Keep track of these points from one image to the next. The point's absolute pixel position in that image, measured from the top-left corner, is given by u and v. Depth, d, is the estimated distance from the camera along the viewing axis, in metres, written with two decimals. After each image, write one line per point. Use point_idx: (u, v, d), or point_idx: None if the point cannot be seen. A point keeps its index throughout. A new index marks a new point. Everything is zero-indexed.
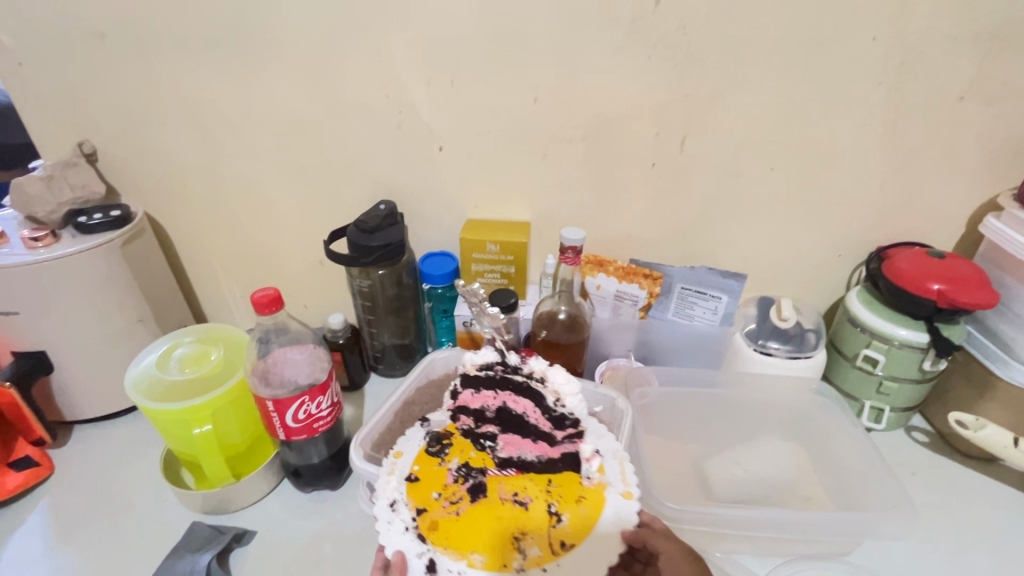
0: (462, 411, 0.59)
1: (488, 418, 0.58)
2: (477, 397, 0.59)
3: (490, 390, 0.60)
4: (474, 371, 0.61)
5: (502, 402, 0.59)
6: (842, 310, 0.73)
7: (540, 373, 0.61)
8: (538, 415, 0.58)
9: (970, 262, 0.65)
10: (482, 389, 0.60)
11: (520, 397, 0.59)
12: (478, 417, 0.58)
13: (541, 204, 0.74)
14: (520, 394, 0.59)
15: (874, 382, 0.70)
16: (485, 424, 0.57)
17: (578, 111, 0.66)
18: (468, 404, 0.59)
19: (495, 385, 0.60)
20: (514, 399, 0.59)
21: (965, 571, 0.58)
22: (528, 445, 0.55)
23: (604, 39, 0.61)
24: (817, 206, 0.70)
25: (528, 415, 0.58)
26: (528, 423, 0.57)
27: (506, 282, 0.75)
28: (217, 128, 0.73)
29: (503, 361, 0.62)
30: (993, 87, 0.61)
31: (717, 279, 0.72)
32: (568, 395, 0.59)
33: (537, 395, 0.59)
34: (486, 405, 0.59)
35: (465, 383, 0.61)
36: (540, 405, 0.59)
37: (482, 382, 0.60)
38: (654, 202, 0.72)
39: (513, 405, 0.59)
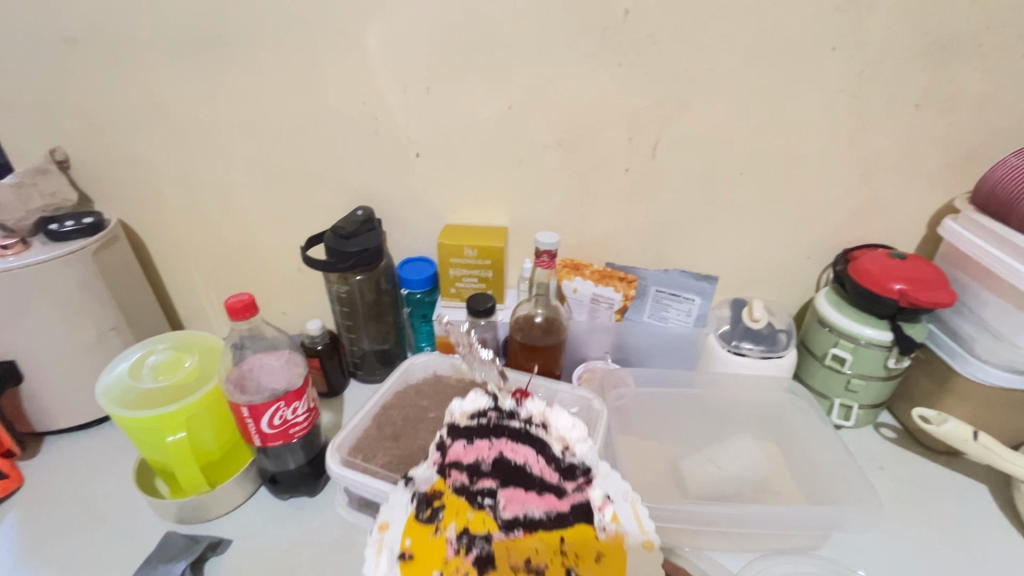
0: (454, 467, 0.56)
1: (484, 473, 0.55)
2: (470, 450, 0.56)
3: (483, 441, 0.57)
4: (464, 421, 0.58)
5: (499, 453, 0.56)
6: (812, 311, 0.75)
7: (538, 417, 0.58)
8: (542, 463, 0.56)
9: (930, 263, 0.68)
10: (474, 440, 0.57)
11: (518, 443, 0.57)
12: (473, 472, 0.55)
13: (518, 209, 0.75)
14: (519, 442, 0.57)
15: (842, 380, 0.72)
16: (481, 481, 0.55)
17: (552, 118, 0.67)
18: (460, 459, 0.56)
19: (488, 434, 0.57)
20: (512, 447, 0.56)
21: (930, 562, 0.60)
22: (533, 501, 0.54)
23: (575, 48, 0.63)
24: (785, 210, 0.72)
25: (529, 465, 0.56)
26: (530, 473, 0.55)
27: (484, 286, 0.75)
28: (192, 135, 0.73)
29: (496, 407, 0.59)
30: (947, 95, 0.63)
31: (691, 281, 0.74)
32: (575, 442, 0.56)
33: (537, 442, 0.57)
34: (481, 458, 0.56)
35: (453, 434, 0.57)
36: (542, 452, 0.56)
37: (474, 432, 0.57)
38: (628, 207, 0.73)
39: (512, 454, 0.56)
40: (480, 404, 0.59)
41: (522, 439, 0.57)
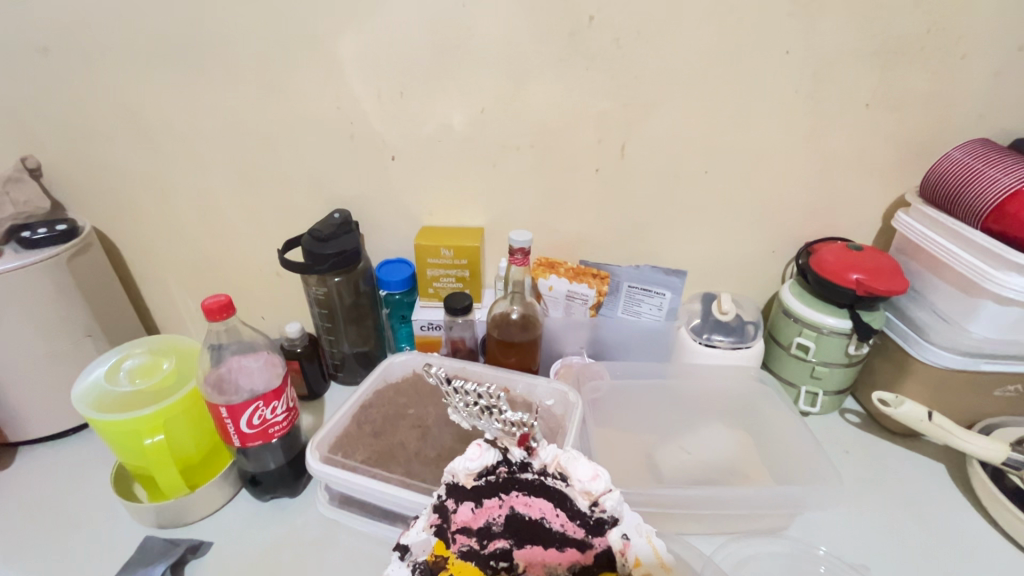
0: (461, 530, 0.44)
1: (497, 533, 0.44)
2: (478, 513, 0.43)
3: (492, 500, 0.43)
4: (470, 484, 0.42)
5: (511, 510, 0.43)
6: (778, 303, 0.78)
7: (555, 467, 0.41)
8: (563, 517, 0.42)
9: (885, 254, 0.71)
10: (481, 500, 0.43)
11: (533, 498, 0.42)
12: (483, 536, 0.44)
13: (493, 209, 0.77)
14: (532, 494, 0.42)
15: (807, 368, 0.75)
16: (493, 545, 0.43)
17: (523, 120, 0.70)
18: (467, 523, 0.44)
19: (495, 491, 0.43)
20: (525, 501, 0.43)
21: (892, 538, 0.63)
22: (555, 557, 0.43)
23: (544, 52, 0.65)
24: (748, 206, 0.76)
25: (547, 521, 0.42)
26: (548, 528, 0.43)
27: (461, 286, 0.77)
28: (167, 141, 0.73)
29: (506, 461, 0.42)
30: (895, 95, 0.67)
31: (661, 276, 0.76)
32: (603, 497, 0.40)
33: (556, 496, 0.41)
34: (492, 519, 0.43)
35: (455, 497, 0.43)
36: (560, 505, 0.42)
37: (480, 492, 0.43)
38: (600, 205, 0.75)
39: (524, 508, 0.43)
40: (489, 462, 0.42)
41: (536, 491, 0.42)
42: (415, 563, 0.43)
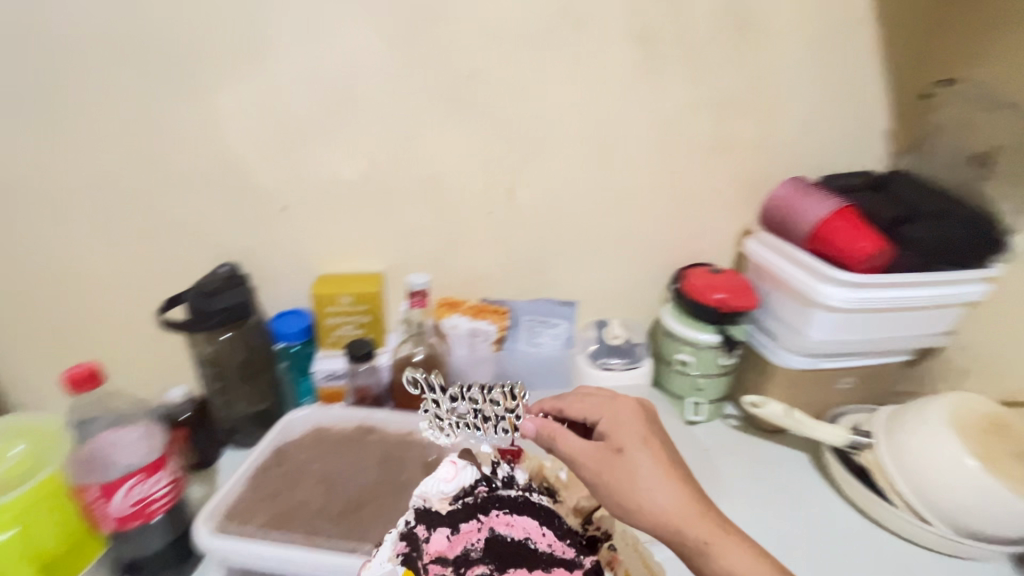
0: (438, 561, 0.52)
1: (476, 560, 0.52)
2: (457, 539, 0.53)
3: (471, 523, 0.55)
4: (448, 507, 0.55)
5: (493, 531, 0.54)
6: (660, 325, 0.87)
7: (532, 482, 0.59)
8: (549, 538, 0.55)
9: (740, 276, 0.82)
10: (458, 526, 0.54)
11: (516, 516, 0.55)
12: (461, 563, 0.52)
13: (391, 254, 0.78)
14: (515, 513, 0.56)
15: (690, 381, 0.83)
16: (472, 569, 0.51)
17: (414, 169, 0.73)
18: (444, 552, 0.53)
19: (475, 512, 0.55)
20: (506, 522, 0.55)
21: (769, 524, 0.71)
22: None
23: (427, 108, 0.70)
24: (627, 241, 0.84)
25: (533, 541, 0.54)
26: (533, 549, 0.54)
27: (363, 332, 0.76)
28: (20, 199, 0.67)
29: (487, 480, 0.58)
30: (732, 142, 0.80)
31: (554, 307, 0.82)
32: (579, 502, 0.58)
33: (541, 513, 0.56)
34: (472, 544, 0.53)
35: (433, 523, 0.54)
36: (545, 524, 0.56)
37: (456, 517, 0.55)
38: (494, 246, 0.80)
39: (507, 530, 0.55)
40: (467, 480, 0.57)
41: (517, 511, 0.56)
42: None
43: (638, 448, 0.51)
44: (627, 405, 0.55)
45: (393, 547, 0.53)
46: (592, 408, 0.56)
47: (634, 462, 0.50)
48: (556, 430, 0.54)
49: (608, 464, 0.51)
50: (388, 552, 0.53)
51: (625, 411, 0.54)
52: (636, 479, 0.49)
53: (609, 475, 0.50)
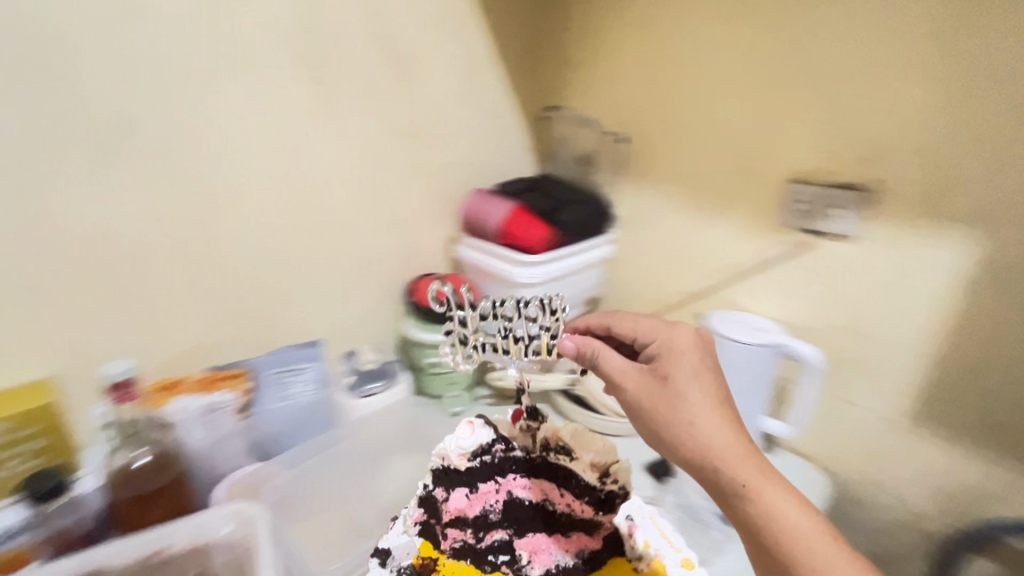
0: (455, 525, 0.63)
1: (494, 520, 0.62)
2: (472, 503, 0.62)
3: (488, 484, 0.62)
4: (466, 465, 0.62)
5: (510, 493, 0.63)
6: (405, 338, 0.92)
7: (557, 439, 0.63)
8: (569, 496, 0.62)
9: (460, 278, 0.94)
10: (478, 485, 0.63)
11: (529, 479, 0.63)
12: (479, 529, 0.62)
13: (59, 350, 0.61)
14: (533, 475, 0.63)
15: (446, 378, 0.91)
16: (490, 533, 0.62)
17: (67, 240, 0.59)
18: (463, 511, 0.62)
19: (495, 472, 0.63)
20: (523, 486, 0.63)
21: None
22: (559, 544, 0.63)
23: (71, 167, 0.58)
24: (359, 269, 0.85)
25: (553, 501, 0.63)
26: (550, 509, 0.63)
27: (42, 462, 0.61)
28: None
29: (502, 443, 0.63)
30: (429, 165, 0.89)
31: (297, 352, 0.77)
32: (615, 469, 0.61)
33: (558, 476, 0.62)
34: (489, 508, 0.62)
35: (449, 488, 0.63)
36: (564, 483, 0.62)
37: (475, 476, 0.63)
38: (208, 307, 0.71)
39: (523, 493, 0.63)
40: (483, 441, 0.63)
41: (535, 472, 0.63)
42: (400, 564, 0.63)
43: (684, 377, 0.55)
44: (684, 337, 0.59)
45: (414, 512, 0.65)
46: (652, 334, 0.61)
47: (679, 391, 0.54)
48: (599, 349, 0.60)
49: (648, 389, 0.56)
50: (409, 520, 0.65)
51: (682, 339, 0.59)
52: (677, 404, 0.54)
53: (650, 399, 0.55)
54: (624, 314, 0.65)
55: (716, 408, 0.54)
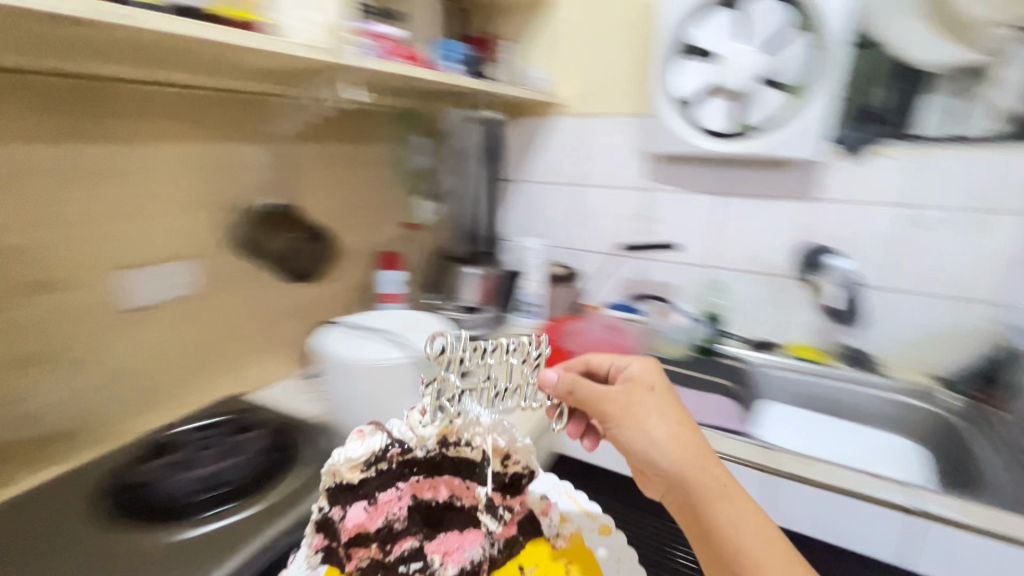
0: (358, 543, 0.70)
1: (401, 529, 0.71)
2: (380, 510, 0.71)
3: (389, 495, 0.72)
4: (361, 476, 0.71)
5: (411, 499, 0.73)
6: None
7: (462, 437, 0.75)
8: (461, 485, 0.75)
9: None
10: (376, 498, 0.72)
11: (434, 477, 0.75)
12: (388, 540, 0.70)
13: None
14: (439, 470, 0.74)
15: None
16: (399, 542, 0.70)
17: None
18: (365, 525, 0.69)
19: (389, 482, 0.73)
20: (428, 485, 0.74)
21: None
22: (464, 541, 0.72)
23: None
24: None
25: (457, 494, 0.75)
26: (456, 504, 0.75)
27: None
28: None
29: (405, 449, 0.74)
30: None
31: None
32: (515, 448, 0.76)
33: (456, 466, 0.75)
34: (393, 516, 0.71)
35: (348, 502, 0.71)
36: (468, 476, 0.75)
37: (371, 492, 0.71)
38: None
39: (432, 491, 0.74)
40: (373, 448, 0.73)
41: (435, 469, 0.74)
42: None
43: (648, 403, 0.69)
44: (648, 373, 0.74)
45: (315, 541, 0.70)
46: (621, 365, 0.77)
47: (647, 417, 0.67)
48: (576, 380, 0.74)
49: (617, 404, 0.70)
50: (313, 548, 0.70)
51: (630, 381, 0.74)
52: (638, 420, 0.68)
53: (618, 415, 0.69)
54: (604, 354, 0.81)
55: (681, 431, 0.67)
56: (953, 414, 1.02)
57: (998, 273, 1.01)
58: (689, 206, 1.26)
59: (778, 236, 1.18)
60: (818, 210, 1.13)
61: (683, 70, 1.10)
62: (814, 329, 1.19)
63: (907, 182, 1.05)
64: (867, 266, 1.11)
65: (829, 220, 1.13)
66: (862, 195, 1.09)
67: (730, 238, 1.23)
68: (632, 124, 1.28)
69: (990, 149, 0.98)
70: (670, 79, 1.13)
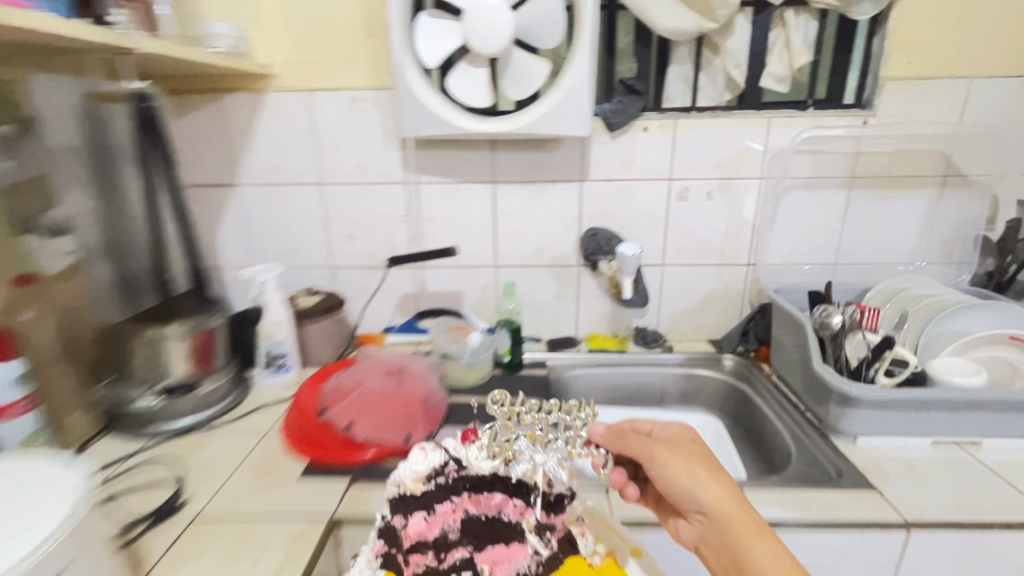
0: (416, 549, 0.64)
1: (453, 541, 0.66)
2: (434, 520, 0.66)
3: (444, 506, 0.67)
4: (422, 486, 0.67)
5: (465, 511, 0.68)
6: None
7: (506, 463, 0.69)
8: (516, 504, 0.68)
9: None
10: (434, 508, 0.66)
11: (490, 492, 0.68)
12: (440, 552, 0.63)
13: None
14: (494, 484, 0.69)
15: None
16: (451, 553, 0.64)
17: None
18: (423, 534, 0.65)
19: (446, 495, 0.67)
20: (481, 501, 0.68)
21: None
22: (515, 553, 0.64)
23: None
24: None
25: (506, 510, 0.68)
26: (506, 519, 0.67)
27: None
28: None
29: (461, 466, 0.69)
30: None
31: None
32: (563, 479, 0.69)
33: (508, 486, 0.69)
34: (448, 528, 0.66)
35: (401, 507, 0.66)
36: (520, 493, 0.68)
37: (432, 501, 0.67)
38: None
39: (482, 508, 0.68)
40: (433, 463, 0.68)
41: (491, 485, 0.68)
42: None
43: (692, 452, 0.62)
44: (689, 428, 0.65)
45: (376, 551, 0.63)
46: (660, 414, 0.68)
47: (697, 471, 0.60)
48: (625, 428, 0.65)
49: (658, 453, 0.62)
50: (372, 557, 0.63)
51: (672, 427, 0.65)
52: (683, 474, 0.60)
53: (658, 464, 0.61)
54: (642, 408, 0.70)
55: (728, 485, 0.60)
56: (735, 377, 1.04)
57: (745, 236, 1.07)
58: (459, 199, 1.05)
59: (558, 223, 1.06)
60: (593, 191, 1.04)
61: (424, 29, 0.87)
62: (606, 315, 1.12)
63: (666, 155, 1.02)
64: (644, 244, 1.08)
65: (604, 200, 1.05)
66: (630, 172, 1.03)
67: (511, 230, 1.07)
68: (372, 102, 1.00)
69: (724, 118, 1.00)
70: (410, 41, 0.88)
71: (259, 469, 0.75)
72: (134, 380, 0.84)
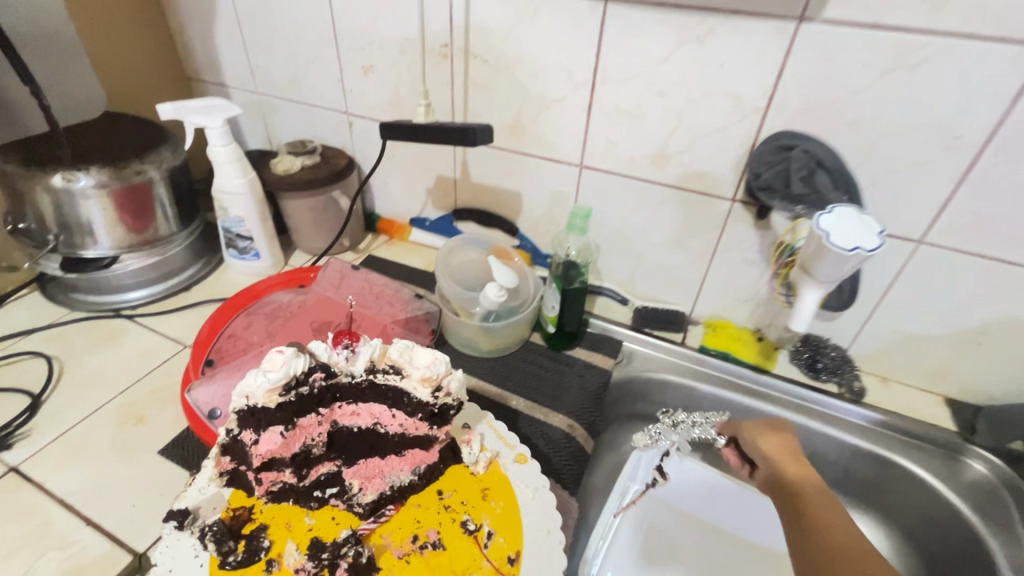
0: (265, 466, 0.40)
1: (319, 457, 0.41)
2: (292, 437, 0.39)
3: (309, 419, 0.40)
4: (277, 398, 0.37)
5: (334, 425, 0.41)
6: None
7: (387, 360, 0.41)
8: (400, 417, 0.41)
9: None
10: (296, 420, 0.39)
11: (358, 404, 0.41)
12: (302, 465, 0.41)
13: None
14: (368, 399, 0.41)
15: None
16: (316, 467, 0.42)
17: None
18: (275, 450, 0.39)
19: (312, 406, 0.39)
20: (351, 412, 0.41)
21: None
22: (394, 465, 0.43)
23: None
24: None
25: (384, 423, 0.42)
26: (383, 431, 0.42)
27: None
28: None
29: (323, 369, 0.39)
30: None
31: None
32: (445, 378, 0.41)
33: (386, 394, 0.41)
34: (314, 440, 0.40)
35: (247, 424, 0.38)
36: (391, 405, 0.41)
37: (286, 412, 0.38)
38: None
39: (353, 419, 0.41)
40: (296, 371, 0.37)
41: (358, 397, 0.41)
42: (204, 523, 0.39)
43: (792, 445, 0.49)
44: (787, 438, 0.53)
45: (216, 462, 0.41)
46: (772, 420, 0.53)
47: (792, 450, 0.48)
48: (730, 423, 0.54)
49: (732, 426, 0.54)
50: (212, 470, 0.42)
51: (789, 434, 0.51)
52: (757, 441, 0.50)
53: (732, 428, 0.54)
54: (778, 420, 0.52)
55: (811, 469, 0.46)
56: (977, 513, 0.53)
57: None
58: (540, 31, 0.55)
59: (717, 110, 0.52)
60: (822, 53, 0.46)
61: None
62: (755, 299, 0.62)
63: None
64: (896, 191, 0.50)
65: (838, 76, 0.46)
66: (941, 14, 0.41)
67: (618, 106, 0.56)
68: None
69: None
70: None
71: (129, 414, 0.53)
72: (34, 241, 0.61)
